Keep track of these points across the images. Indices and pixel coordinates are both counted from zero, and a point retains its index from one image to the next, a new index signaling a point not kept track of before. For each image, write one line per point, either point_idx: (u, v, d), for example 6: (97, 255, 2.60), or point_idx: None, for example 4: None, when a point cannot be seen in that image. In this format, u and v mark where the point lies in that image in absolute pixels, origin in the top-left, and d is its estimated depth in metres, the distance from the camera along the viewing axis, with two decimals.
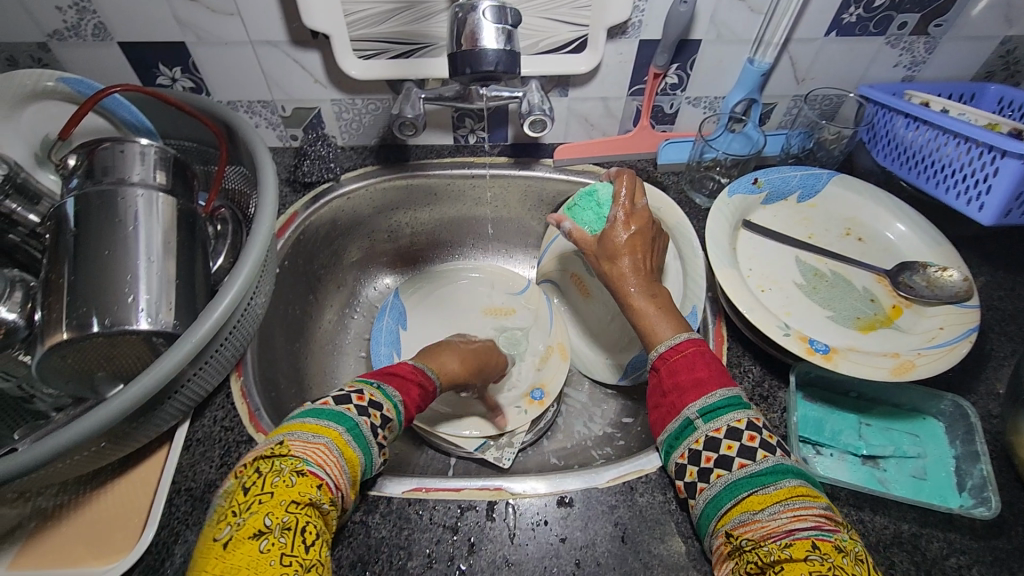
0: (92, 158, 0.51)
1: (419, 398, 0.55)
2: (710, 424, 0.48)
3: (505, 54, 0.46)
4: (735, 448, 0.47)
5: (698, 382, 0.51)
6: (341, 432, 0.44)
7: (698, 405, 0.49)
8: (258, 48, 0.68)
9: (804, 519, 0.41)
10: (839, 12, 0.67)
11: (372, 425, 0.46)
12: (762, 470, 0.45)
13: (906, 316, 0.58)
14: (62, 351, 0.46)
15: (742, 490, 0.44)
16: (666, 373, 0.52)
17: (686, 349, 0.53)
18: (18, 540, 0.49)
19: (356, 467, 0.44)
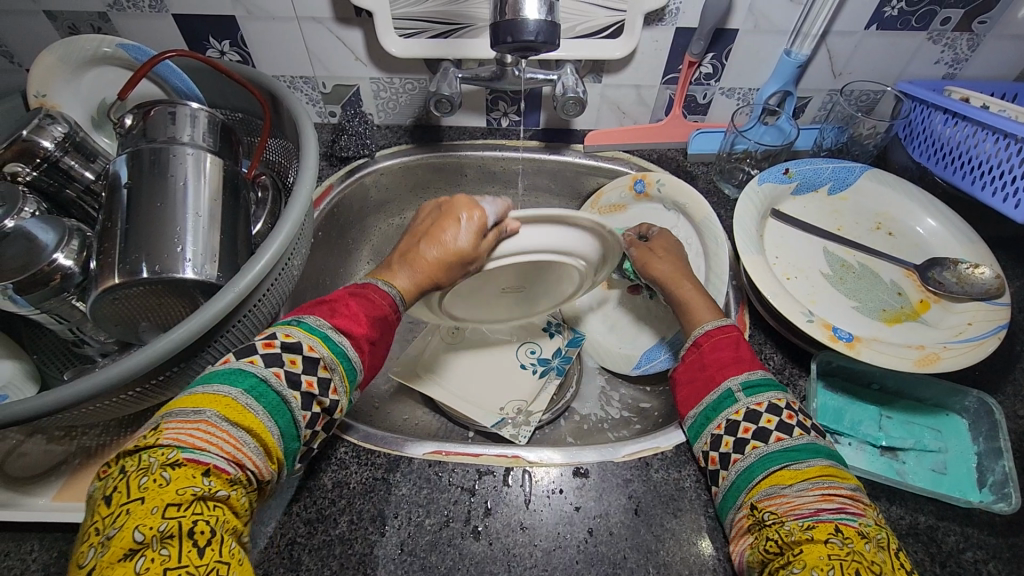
0: (146, 119, 0.54)
1: (362, 309, 0.47)
2: (752, 398, 0.49)
3: (545, 25, 0.45)
4: (774, 421, 0.48)
5: (738, 359, 0.53)
6: (235, 398, 0.37)
7: (740, 378, 0.51)
8: (304, 24, 0.70)
9: (831, 500, 0.41)
10: (881, 5, 0.67)
11: (287, 376, 0.40)
12: (796, 445, 0.46)
13: (933, 311, 0.58)
14: (111, 295, 0.48)
15: (774, 463, 0.45)
16: (710, 347, 0.55)
17: (729, 331, 0.56)
18: (63, 474, 0.52)
19: (265, 431, 0.38)
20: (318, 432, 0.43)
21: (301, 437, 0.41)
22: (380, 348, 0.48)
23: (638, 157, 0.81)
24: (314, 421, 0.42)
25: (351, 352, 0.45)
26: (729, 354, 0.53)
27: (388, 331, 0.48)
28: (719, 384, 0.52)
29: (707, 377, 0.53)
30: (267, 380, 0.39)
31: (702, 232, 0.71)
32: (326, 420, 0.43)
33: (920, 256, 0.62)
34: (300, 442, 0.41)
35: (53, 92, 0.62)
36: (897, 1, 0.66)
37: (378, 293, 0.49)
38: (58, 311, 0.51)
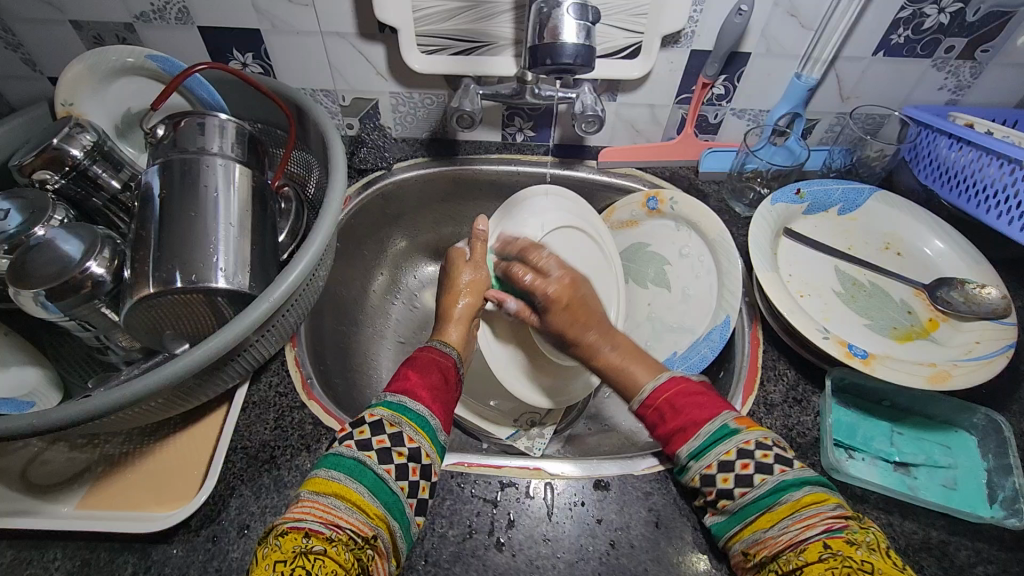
0: (177, 130, 0.54)
1: (423, 377, 0.54)
2: (701, 462, 0.47)
3: (583, 50, 0.45)
4: (731, 480, 0.46)
5: (696, 416, 0.49)
6: (321, 475, 0.45)
7: (686, 450, 0.48)
8: (327, 38, 0.71)
9: (813, 525, 0.40)
10: (888, 33, 0.69)
11: (357, 443, 0.47)
12: (765, 492, 0.44)
13: (942, 329, 0.59)
14: (148, 304, 0.49)
15: (754, 513, 0.44)
16: (653, 418, 0.52)
17: (670, 390, 0.51)
18: (86, 481, 0.52)
19: (351, 492, 0.44)
20: (418, 485, 0.48)
21: (397, 490, 0.46)
22: (443, 398, 0.54)
23: (650, 175, 0.83)
24: (405, 473, 0.47)
25: (424, 415, 0.51)
26: (670, 421, 0.50)
27: (445, 386, 0.55)
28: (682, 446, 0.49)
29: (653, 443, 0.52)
30: (339, 452, 0.46)
31: (715, 248, 0.74)
32: (417, 468, 0.48)
33: (929, 276, 0.64)
34: (398, 494, 0.46)
35: (79, 101, 0.63)
36: (903, 29, 0.69)
37: (423, 353, 0.57)
38: (86, 318, 0.52)
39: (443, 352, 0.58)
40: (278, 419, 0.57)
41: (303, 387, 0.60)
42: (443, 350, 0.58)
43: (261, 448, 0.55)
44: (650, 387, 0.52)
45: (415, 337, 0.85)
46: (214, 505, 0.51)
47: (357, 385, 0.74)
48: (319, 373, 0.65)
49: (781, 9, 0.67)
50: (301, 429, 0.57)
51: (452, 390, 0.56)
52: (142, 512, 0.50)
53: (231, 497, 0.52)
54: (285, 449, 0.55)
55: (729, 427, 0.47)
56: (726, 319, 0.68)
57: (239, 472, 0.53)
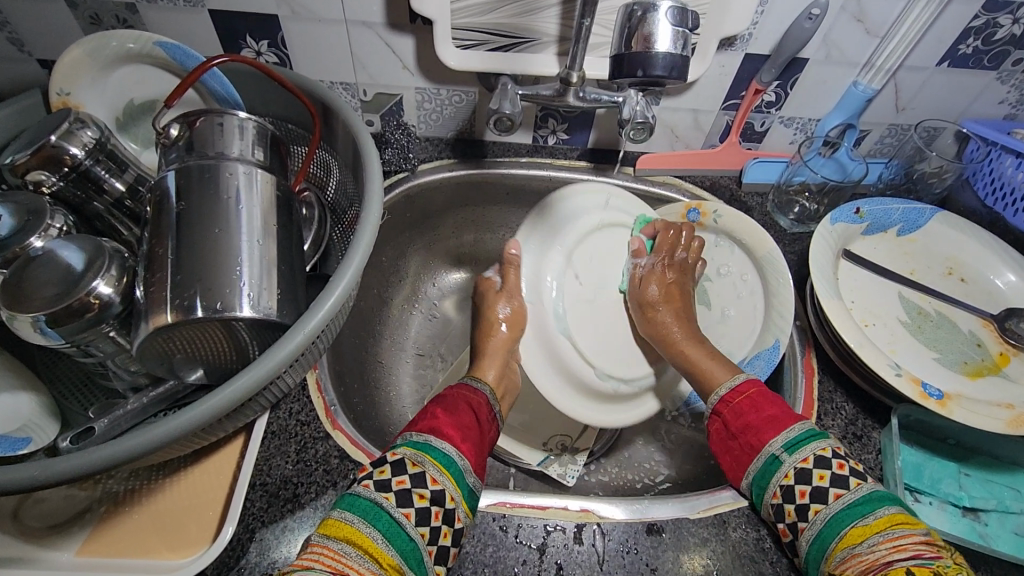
0: (192, 130, 0.48)
1: (450, 415, 0.51)
2: (797, 455, 0.47)
3: (677, 59, 0.47)
4: (828, 476, 0.45)
5: (773, 418, 0.51)
6: (334, 516, 0.41)
7: (782, 439, 0.49)
8: (352, 28, 0.65)
9: (904, 548, 0.39)
10: (957, 42, 0.64)
11: (375, 483, 0.43)
12: (856, 500, 0.44)
13: (1014, 365, 0.56)
14: (164, 333, 0.43)
15: (844, 525, 0.43)
16: (740, 410, 0.53)
17: (750, 391, 0.54)
18: (88, 524, 0.47)
19: (364, 538, 0.39)
20: (440, 530, 0.43)
21: (415, 537, 0.41)
22: (473, 439, 0.50)
23: (689, 185, 0.78)
24: (426, 517, 0.42)
25: (450, 450, 0.47)
26: (760, 413, 0.52)
27: (476, 425, 0.52)
28: (761, 450, 0.50)
29: (736, 440, 0.52)
30: (354, 491, 0.42)
31: (762, 268, 0.68)
32: (440, 512, 0.43)
33: (996, 306, 0.60)
34: (416, 541, 0.41)
35: (78, 90, 0.57)
36: (973, 39, 0.63)
37: (452, 394, 0.55)
38: (89, 342, 0.46)
39: (474, 391, 0.56)
40: (300, 451, 0.52)
41: (326, 416, 0.55)
42: (474, 387, 0.56)
43: (283, 485, 0.50)
44: (732, 381, 0.56)
45: (435, 350, 0.80)
46: (233, 552, 0.46)
47: (378, 404, 0.69)
48: (342, 398, 0.60)
49: (847, 14, 0.62)
50: (325, 463, 0.52)
51: (483, 433, 0.53)
52: (153, 561, 0.46)
53: (251, 542, 0.46)
54: (309, 486, 0.50)
55: (818, 427, 0.49)
56: (775, 343, 0.64)
57: (259, 513, 0.48)
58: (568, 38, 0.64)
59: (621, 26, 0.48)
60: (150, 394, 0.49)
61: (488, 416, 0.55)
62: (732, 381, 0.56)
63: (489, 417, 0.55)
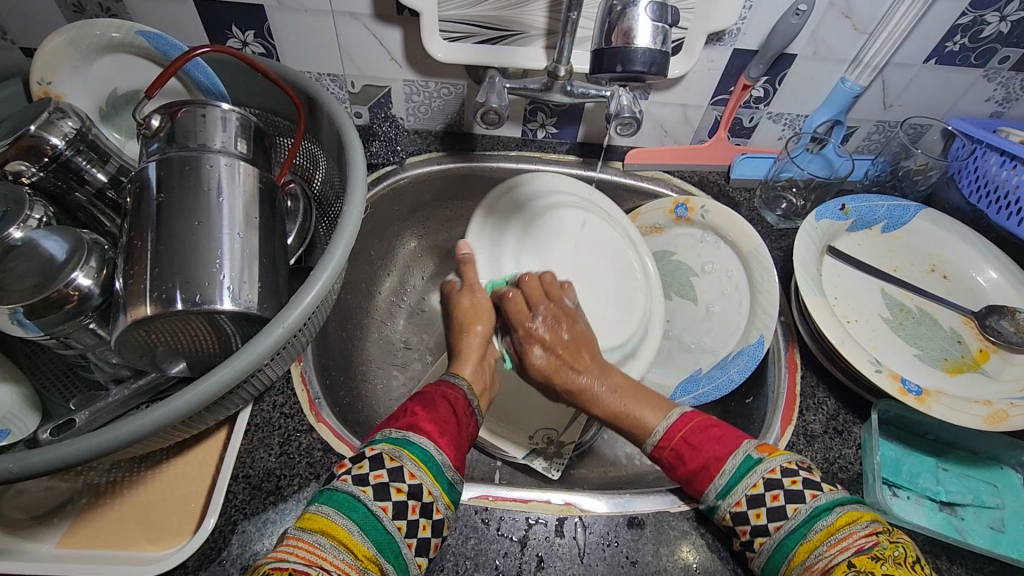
0: (174, 120, 0.47)
1: (430, 412, 0.50)
2: (729, 499, 0.47)
3: (656, 54, 0.47)
4: (763, 515, 0.45)
5: (706, 463, 0.49)
6: (312, 510, 0.41)
7: (711, 489, 0.48)
8: (339, 19, 0.64)
9: (847, 548, 0.40)
10: (944, 40, 0.64)
11: (353, 477, 0.43)
12: (796, 524, 0.43)
13: (992, 361, 0.57)
14: (144, 325, 0.43)
15: (789, 548, 0.43)
16: (671, 459, 0.52)
17: (684, 431, 0.52)
18: (69, 516, 0.47)
19: (340, 529, 0.39)
20: (419, 523, 0.43)
21: (392, 530, 0.41)
22: (451, 434, 0.49)
23: (678, 179, 0.78)
24: (403, 511, 0.42)
25: (424, 446, 0.46)
26: (692, 461, 0.50)
27: (457, 422, 0.51)
28: (699, 498, 0.49)
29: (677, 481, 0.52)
30: (332, 486, 0.42)
31: (749, 264, 0.69)
32: (418, 506, 0.43)
33: (978, 304, 0.61)
34: (393, 533, 0.41)
35: (59, 79, 0.56)
36: (960, 37, 0.64)
37: (429, 391, 0.54)
38: (69, 334, 0.46)
39: (451, 387, 0.55)
40: (284, 444, 0.52)
41: (310, 409, 0.55)
42: (452, 383, 0.55)
43: (265, 477, 0.50)
44: (658, 433, 0.53)
45: (423, 343, 0.80)
46: (214, 543, 0.46)
47: (364, 397, 0.69)
48: (327, 390, 0.60)
49: (835, 10, 0.62)
50: (309, 456, 0.52)
51: (463, 428, 0.52)
52: (134, 552, 0.46)
53: (233, 534, 0.47)
54: (292, 478, 0.50)
55: (751, 459, 0.48)
56: (760, 339, 0.64)
57: (241, 505, 0.48)
58: (556, 32, 0.63)
59: (602, 21, 0.48)
60: (132, 386, 0.49)
61: (467, 412, 0.54)
62: (663, 424, 0.54)
63: (467, 411, 0.54)
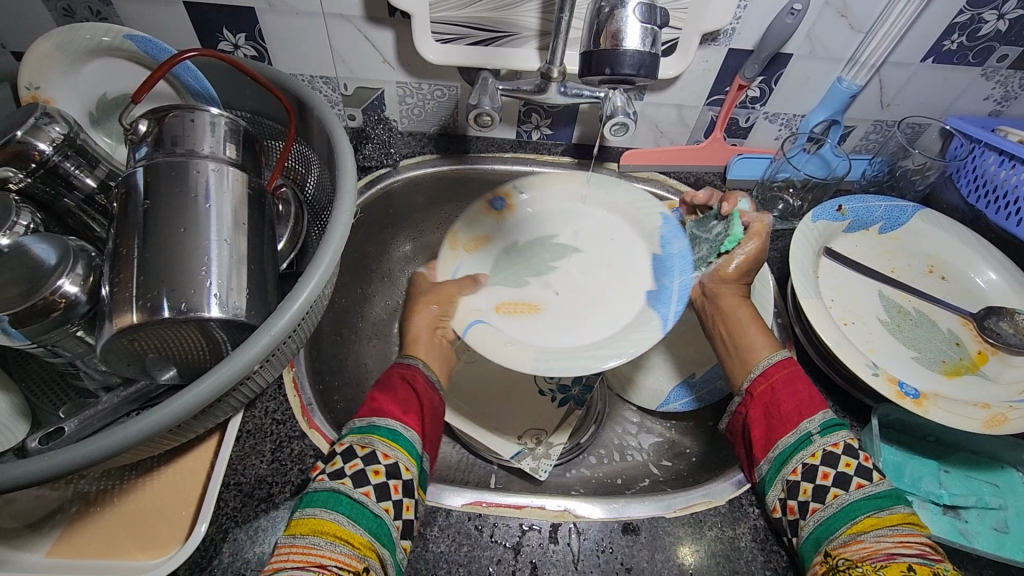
0: (162, 125, 0.47)
1: (395, 393, 0.50)
2: (828, 438, 0.47)
3: (646, 57, 0.46)
4: (853, 466, 0.45)
5: (809, 399, 0.50)
6: (295, 516, 0.41)
7: (816, 419, 0.48)
8: (330, 22, 0.64)
9: (911, 546, 0.40)
10: (941, 38, 0.63)
11: (330, 474, 0.43)
12: (876, 493, 0.44)
13: (991, 364, 0.56)
14: (130, 333, 0.43)
15: (858, 513, 0.43)
16: (783, 381, 0.51)
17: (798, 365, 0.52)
18: (58, 525, 0.47)
19: (328, 523, 0.39)
20: (403, 503, 0.43)
21: (380, 513, 0.42)
22: (416, 410, 0.49)
23: (674, 179, 0.78)
24: (385, 491, 0.43)
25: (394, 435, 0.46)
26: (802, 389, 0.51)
27: (425, 397, 0.51)
28: (797, 425, 0.49)
29: (767, 408, 0.51)
30: (310, 485, 0.42)
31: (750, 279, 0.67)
32: (399, 485, 0.44)
33: (976, 305, 0.60)
34: (382, 515, 0.41)
35: (47, 85, 0.56)
36: (958, 35, 0.63)
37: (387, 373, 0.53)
38: (56, 342, 0.46)
39: (406, 366, 0.53)
40: (275, 450, 0.52)
41: (302, 415, 0.55)
42: (406, 363, 0.53)
43: (257, 484, 0.49)
44: (771, 358, 0.53)
45: None
46: (205, 552, 0.46)
47: (358, 400, 0.68)
48: (320, 396, 0.60)
49: (831, 9, 0.61)
50: (301, 462, 0.51)
51: (432, 403, 0.52)
52: (124, 561, 0.45)
53: (225, 542, 0.46)
54: (283, 485, 0.50)
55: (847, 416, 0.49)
56: None
57: (233, 513, 0.48)
58: (548, 33, 0.63)
59: (591, 23, 0.48)
60: (122, 394, 0.49)
61: (429, 387, 0.53)
62: (770, 357, 0.53)
63: (430, 387, 0.53)
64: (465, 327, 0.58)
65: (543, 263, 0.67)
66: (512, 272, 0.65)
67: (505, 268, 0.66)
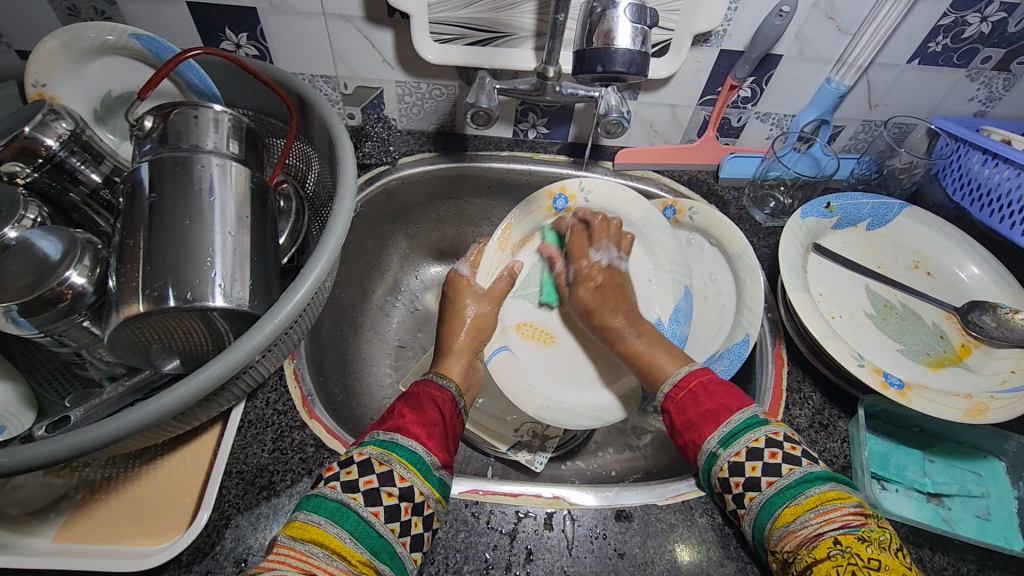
0: (167, 122, 0.48)
1: (418, 414, 0.52)
2: (730, 450, 0.48)
3: (637, 56, 0.48)
4: (760, 468, 0.46)
5: (711, 412, 0.51)
6: (300, 519, 0.42)
7: (717, 435, 0.49)
8: (331, 22, 0.65)
9: (833, 521, 0.41)
10: (926, 40, 0.65)
11: (342, 484, 0.44)
12: (789, 484, 0.44)
13: (974, 356, 0.58)
14: (137, 322, 0.44)
15: (777, 507, 0.44)
16: (682, 407, 0.53)
17: (703, 376, 0.54)
18: (64, 511, 0.48)
19: (331, 537, 0.41)
20: (410, 523, 0.44)
21: (384, 533, 0.43)
22: (438, 435, 0.51)
23: (667, 178, 0.79)
24: (395, 513, 0.44)
25: (412, 457, 0.47)
26: (704, 404, 0.52)
27: (445, 422, 0.53)
28: (702, 447, 0.50)
29: (681, 433, 0.52)
30: (319, 492, 0.43)
31: (735, 265, 0.69)
32: (409, 507, 0.45)
33: (960, 299, 0.62)
34: (386, 536, 0.43)
35: (54, 82, 0.57)
36: (942, 37, 0.65)
37: (417, 390, 0.56)
38: (63, 332, 0.47)
39: (437, 390, 0.56)
40: (276, 440, 0.53)
41: (303, 405, 0.56)
42: (438, 386, 0.56)
43: (259, 473, 0.51)
44: (675, 379, 0.56)
45: (416, 341, 0.81)
46: (208, 538, 0.47)
47: (357, 394, 0.69)
48: (320, 388, 0.61)
49: (819, 11, 0.63)
50: (302, 451, 0.52)
51: (450, 427, 0.54)
52: (129, 547, 0.46)
53: (227, 528, 0.47)
54: (284, 474, 0.51)
55: (757, 416, 0.49)
56: (746, 338, 0.64)
57: (235, 500, 0.49)
58: (545, 33, 0.64)
59: (583, 23, 0.49)
60: (127, 384, 0.50)
61: (453, 412, 0.56)
62: (676, 376, 0.56)
63: (453, 411, 0.56)
64: (491, 352, 0.68)
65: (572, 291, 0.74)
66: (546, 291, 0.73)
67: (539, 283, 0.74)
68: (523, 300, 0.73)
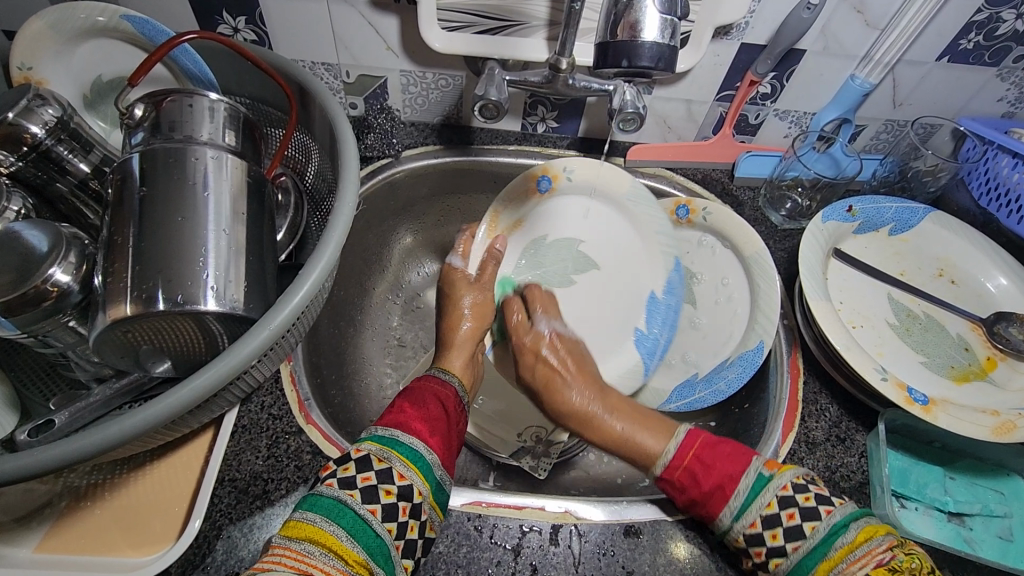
0: (159, 110, 0.45)
1: (420, 407, 0.50)
2: (743, 521, 0.45)
3: (666, 50, 0.45)
4: (780, 535, 0.44)
5: (716, 487, 0.47)
6: (295, 519, 0.39)
7: (727, 510, 0.46)
8: (333, 6, 0.62)
9: (867, 566, 0.39)
10: (958, 37, 0.62)
11: (339, 481, 0.42)
12: (825, 532, 0.42)
13: (1001, 370, 0.55)
14: (125, 325, 0.41)
15: (811, 569, 0.42)
16: (682, 479, 0.49)
17: (695, 448, 0.50)
18: (48, 519, 0.46)
19: (328, 535, 0.38)
20: (408, 525, 0.42)
21: (382, 533, 0.40)
22: (440, 432, 0.49)
23: (681, 176, 0.77)
24: (393, 513, 0.42)
25: (411, 452, 0.45)
26: (705, 480, 0.48)
27: (447, 419, 0.51)
28: (715, 522, 0.47)
29: (685, 509, 0.49)
30: (316, 490, 0.41)
31: (750, 269, 0.67)
32: (407, 507, 0.42)
33: (985, 309, 0.59)
34: (383, 536, 0.40)
35: (40, 65, 0.54)
36: (975, 34, 0.61)
37: (418, 385, 0.54)
38: (47, 332, 0.45)
39: (441, 385, 0.54)
40: (272, 446, 0.51)
41: (300, 410, 0.54)
42: (443, 381, 0.55)
43: (253, 481, 0.48)
44: (670, 451, 0.51)
45: (418, 340, 0.79)
46: (198, 549, 0.44)
47: (357, 395, 0.67)
48: (318, 390, 0.58)
49: (847, 4, 0.60)
50: (298, 459, 0.50)
51: (453, 424, 0.52)
52: (116, 559, 0.44)
53: (218, 539, 0.45)
54: (280, 483, 0.49)
55: (763, 479, 0.46)
56: (760, 345, 0.62)
57: (227, 509, 0.47)
58: (558, 23, 0.61)
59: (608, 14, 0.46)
60: (114, 386, 0.47)
61: (456, 408, 0.54)
62: (669, 450, 0.51)
63: (455, 407, 0.54)
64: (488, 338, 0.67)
65: (562, 272, 0.72)
66: (537, 276, 0.72)
67: (532, 267, 0.72)
68: (515, 286, 0.72)
